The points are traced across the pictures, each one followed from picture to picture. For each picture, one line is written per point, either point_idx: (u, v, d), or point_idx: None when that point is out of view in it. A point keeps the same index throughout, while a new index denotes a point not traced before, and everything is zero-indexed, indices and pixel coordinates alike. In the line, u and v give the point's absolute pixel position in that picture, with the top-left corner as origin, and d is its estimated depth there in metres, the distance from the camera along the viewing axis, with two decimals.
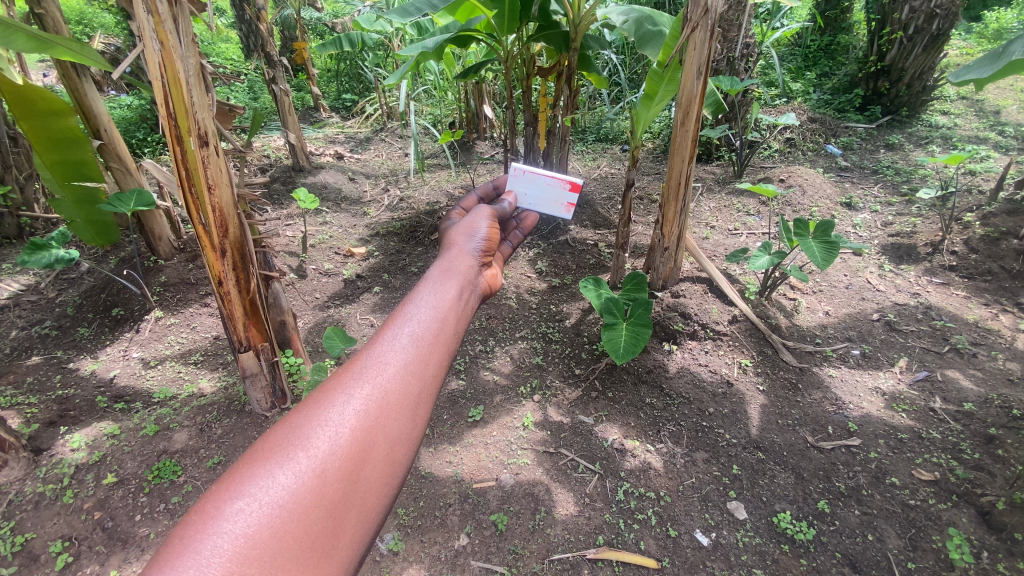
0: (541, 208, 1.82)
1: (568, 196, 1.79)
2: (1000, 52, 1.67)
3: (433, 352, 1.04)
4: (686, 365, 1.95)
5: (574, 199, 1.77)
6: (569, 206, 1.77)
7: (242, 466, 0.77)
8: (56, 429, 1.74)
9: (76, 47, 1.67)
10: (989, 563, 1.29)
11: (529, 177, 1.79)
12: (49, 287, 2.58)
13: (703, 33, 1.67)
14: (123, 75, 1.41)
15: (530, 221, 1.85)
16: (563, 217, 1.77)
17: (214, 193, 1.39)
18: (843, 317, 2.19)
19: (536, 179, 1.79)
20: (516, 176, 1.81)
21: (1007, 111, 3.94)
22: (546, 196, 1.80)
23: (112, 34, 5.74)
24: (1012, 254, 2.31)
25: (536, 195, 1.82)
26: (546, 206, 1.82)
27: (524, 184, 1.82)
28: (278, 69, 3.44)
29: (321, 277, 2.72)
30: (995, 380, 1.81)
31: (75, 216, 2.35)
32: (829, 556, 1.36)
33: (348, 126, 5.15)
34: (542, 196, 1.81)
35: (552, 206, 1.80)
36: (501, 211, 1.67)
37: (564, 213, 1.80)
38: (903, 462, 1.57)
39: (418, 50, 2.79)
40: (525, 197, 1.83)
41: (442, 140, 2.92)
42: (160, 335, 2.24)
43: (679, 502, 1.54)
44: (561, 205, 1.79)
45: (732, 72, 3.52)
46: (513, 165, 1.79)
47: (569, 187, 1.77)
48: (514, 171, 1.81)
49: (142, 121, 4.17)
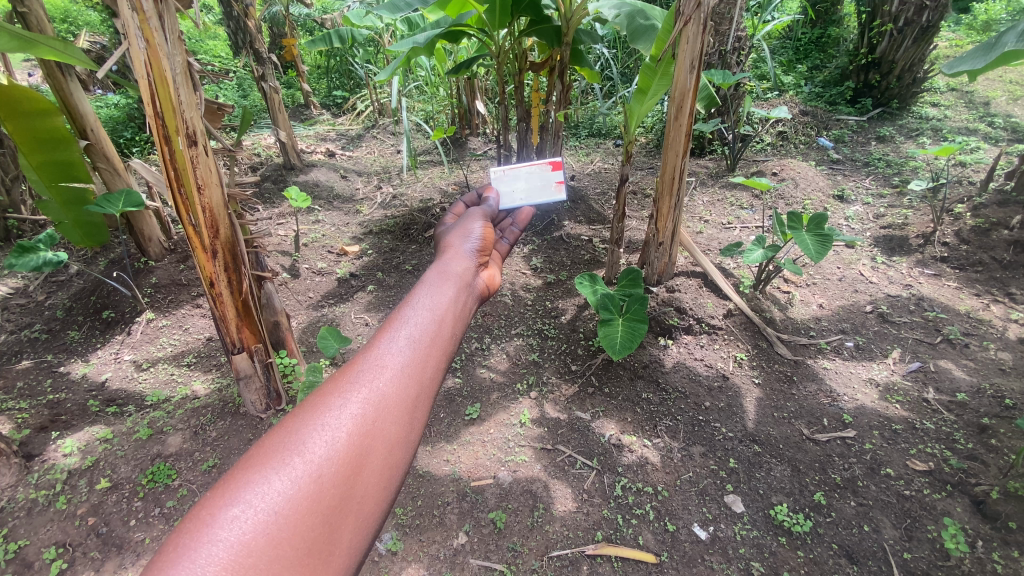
0: (535, 200, 1.79)
1: (555, 176, 1.79)
2: (993, 42, 1.66)
3: (430, 354, 1.02)
4: (682, 359, 1.96)
5: (562, 176, 1.78)
6: (559, 184, 1.77)
7: (238, 472, 0.76)
8: (48, 434, 1.72)
9: (59, 46, 1.62)
10: (983, 552, 1.31)
11: (512, 173, 1.78)
12: (38, 289, 2.54)
13: (696, 27, 1.65)
14: (107, 74, 1.32)
15: (525, 214, 1.74)
16: (559, 198, 1.77)
17: (204, 193, 1.37)
18: (837, 309, 2.20)
19: (519, 173, 1.77)
20: (499, 177, 1.79)
21: (997, 103, 3.97)
22: (533, 186, 1.78)
23: (100, 31, 5.64)
24: (1003, 245, 2.33)
25: (523, 187, 1.78)
26: (537, 194, 1.80)
27: (510, 181, 1.79)
28: (267, 66, 3.39)
29: (314, 276, 2.70)
30: (987, 370, 1.83)
31: (63, 217, 2.31)
32: (826, 548, 1.38)
33: (339, 123, 5.11)
34: (530, 186, 1.78)
35: (544, 189, 1.78)
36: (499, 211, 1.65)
37: (558, 192, 1.78)
38: (898, 453, 1.59)
39: (409, 45, 2.73)
40: (514, 193, 1.78)
41: (434, 137, 2.82)
42: (152, 337, 2.21)
43: (677, 496, 1.55)
44: (551, 186, 1.78)
45: (724, 66, 3.52)
46: (493, 169, 1.78)
47: (552, 169, 1.78)
48: (495, 176, 1.80)
49: (129, 119, 4.11)
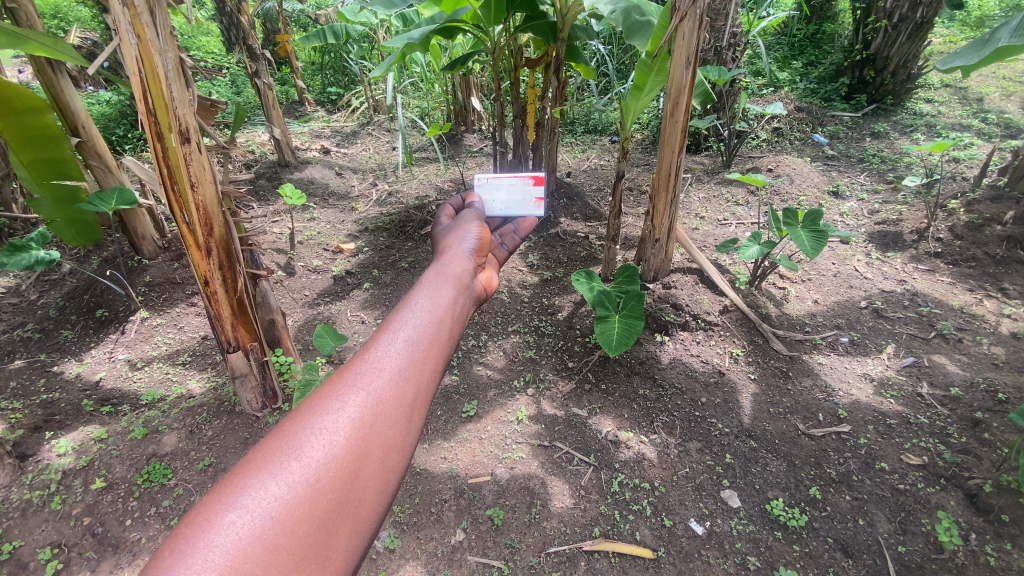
0: (512, 213, 1.77)
1: (535, 192, 1.75)
2: (987, 39, 1.67)
3: (428, 357, 1.02)
4: (678, 355, 1.97)
5: (542, 193, 1.74)
6: (538, 201, 1.74)
7: (234, 476, 0.75)
8: (41, 434, 1.71)
9: (49, 42, 1.59)
10: (977, 545, 1.33)
11: (494, 183, 1.75)
12: (31, 289, 2.52)
13: (691, 22, 1.65)
14: (99, 70, 1.30)
15: (529, 224, 1.75)
16: (536, 214, 1.74)
17: (198, 190, 1.36)
18: (832, 305, 2.21)
19: (500, 183, 1.75)
20: (483, 184, 1.77)
21: (990, 98, 3.99)
22: (512, 198, 1.75)
23: (90, 27, 5.56)
24: (996, 241, 2.35)
25: (503, 198, 1.76)
26: (513, 206, 1.76)
27: (490, 190, 1.77)
28: (261, 63, 3.36)
29: (310, 274, 2.69)
30: (980, 364, 1.84)
31: (55, 215, 2.28)
32: (821, 542, 1.39)
33: (334, 120, 5.08)
34: (510, 198, 1.76)
35: (522, 204, 1.75)
36: None
37: (535, 209, 1.75)
38: (893, 447, 1.60)
39: (403, 41, 2.71)
40: (494, 202, 1.76)
41: (430, 134, 2.78)
42: (146, 336, 2.19)
43: (673, 492, 1.55)
44: (529, 201, 1.75)
45: (720, 62, 3.52)
46: (477, 177, 1.77)
47: (534, 183, 1.74)
48: (479, 183, 1.78)
49: (122, 117, 4.07)
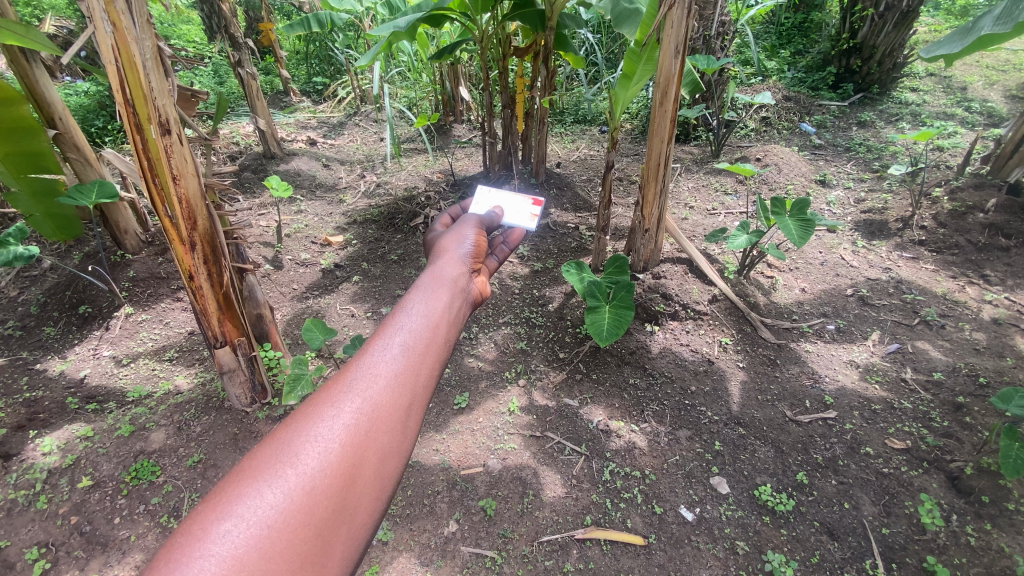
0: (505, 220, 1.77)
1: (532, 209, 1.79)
2: (970, 27, 1.68)
3: (424, 361, 1.01)
4: (668, 345, 1.98)
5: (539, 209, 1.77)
6: (534, 215, 1.76)
7: (229, 485, 0.74)
8: (25, 433, 1.68)
9: (21, 30, 1.53)
10: (958, 525, 1.37)
11: (495, 195, 1.81)
12: (10, 285, 2.45)
13: (680, 10, 1.63)
14: (74, 59, 1.24)
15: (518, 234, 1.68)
16: (529, 227, 1.75)
17: (180, 183, 1.33)
18: (819, 293, 2.24)
19: (500, 195, 1.80)
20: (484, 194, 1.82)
21: (973, 87, 4.04)
22: (510, 210, 1.78)
23: (64, 16, 5.37)
24: (978, 228, 2.39)
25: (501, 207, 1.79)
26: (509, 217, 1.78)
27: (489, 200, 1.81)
28: (243, 52, 3.27)
29: (298, 267, 2.66)
30: (962, 349, 1.88)
31: (34, 210, 2.21)
32: (808, 525, 1.42)
33: (320, 111, 5.00)
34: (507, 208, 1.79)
35: (517, 216, 1.76)
36: (488, 220, 1.62)
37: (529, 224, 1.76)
38: (877, 432, 1.63)
39: (390, 29, 2.65)
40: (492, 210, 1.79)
41: (418, 124, 2.72)
42: (131, 332, 2.16)
43: (664, 479, 1.57)
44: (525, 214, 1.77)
45: (708, 51, 3.51)
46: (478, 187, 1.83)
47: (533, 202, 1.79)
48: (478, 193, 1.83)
49: (100, 108, 3.96)
